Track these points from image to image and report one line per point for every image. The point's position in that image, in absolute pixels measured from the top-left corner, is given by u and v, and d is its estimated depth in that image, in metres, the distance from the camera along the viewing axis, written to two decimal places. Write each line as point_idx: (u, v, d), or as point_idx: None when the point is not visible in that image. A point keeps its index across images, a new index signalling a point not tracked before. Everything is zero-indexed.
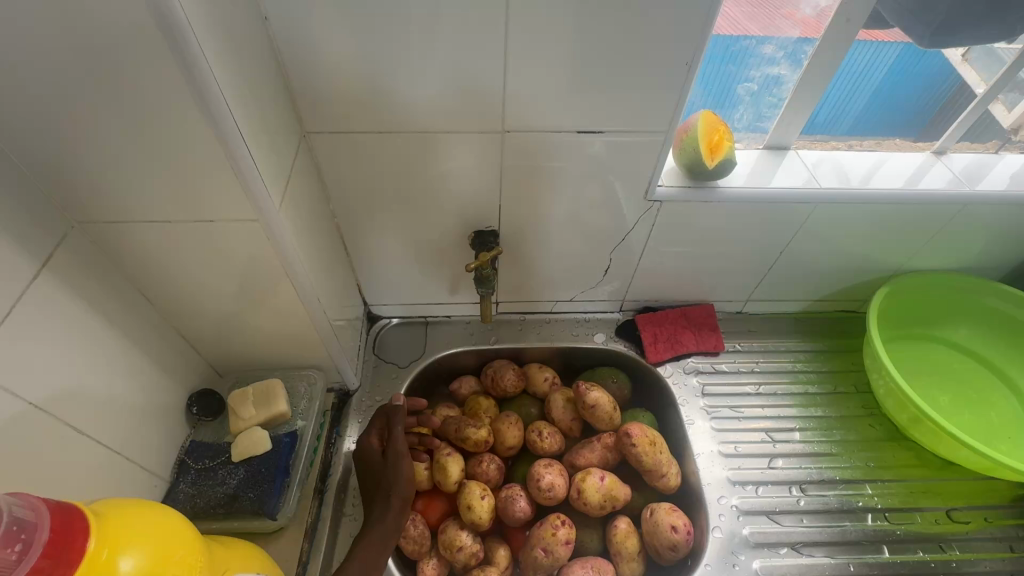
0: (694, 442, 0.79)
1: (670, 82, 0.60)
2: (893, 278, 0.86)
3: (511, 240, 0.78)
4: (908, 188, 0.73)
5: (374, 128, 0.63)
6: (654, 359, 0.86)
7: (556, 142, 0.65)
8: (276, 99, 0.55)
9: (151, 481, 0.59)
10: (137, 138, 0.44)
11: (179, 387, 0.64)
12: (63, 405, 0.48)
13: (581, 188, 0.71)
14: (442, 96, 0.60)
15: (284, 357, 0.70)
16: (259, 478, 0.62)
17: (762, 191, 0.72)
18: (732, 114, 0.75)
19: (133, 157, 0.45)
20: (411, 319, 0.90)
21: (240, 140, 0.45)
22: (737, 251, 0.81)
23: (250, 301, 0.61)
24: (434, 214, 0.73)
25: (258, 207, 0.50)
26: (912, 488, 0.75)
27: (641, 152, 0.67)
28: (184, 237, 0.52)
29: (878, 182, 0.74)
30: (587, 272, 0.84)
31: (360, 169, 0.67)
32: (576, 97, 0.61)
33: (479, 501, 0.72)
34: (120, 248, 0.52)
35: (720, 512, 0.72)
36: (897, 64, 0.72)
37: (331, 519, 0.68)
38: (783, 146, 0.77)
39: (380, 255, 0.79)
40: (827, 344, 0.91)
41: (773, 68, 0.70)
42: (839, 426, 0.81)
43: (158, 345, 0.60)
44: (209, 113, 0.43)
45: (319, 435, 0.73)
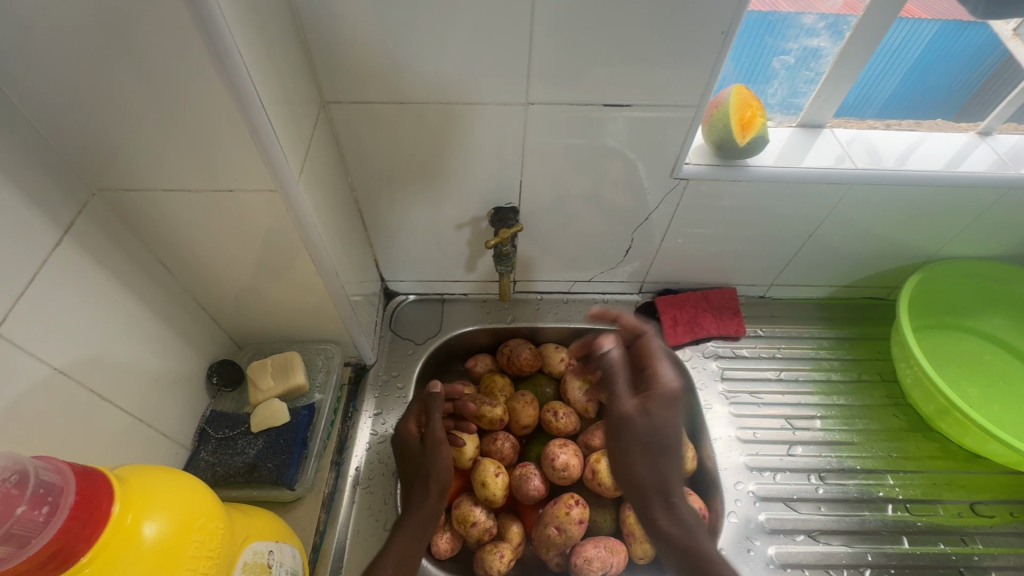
0: (711, 426, 0.78)
1: (704, 53, 0.57)
2: (926, 265, 0.83)
3: (531, 217, 0.77)
4: (948, 171, 0.70)
5: (393, 98, 0.61)
6: (673, 342, 0.85)
7: (580, 116, 0.63)
8: (295, 66, 0.53)
9: (173, 448, 0.60)
10: (157, 105, 0.43)
11: (200, 357, 0.65)
12: (87, 372, 0.48)
13: (605, 165, 0.69)
14: (465, 66, 0.58)
15: (301, 330, 0.70)
16: (277, 449, 0.62)
17: (792, 171, 0.69)
18: (764, 89, 0.71)
19: (153, 124, 0.44)
20: (428, 296, 0.90)
21: (260, 108, 0.44)
22: (764, 232, 0.79)
23: (268, 273, 0.60)
24: (453, 189, 0.72)
25: (277, 178, 0.49)
26: (935, 479, 0.74)
27: (669, 128, 0.64)
28: (203, 207, 0.52)
29: (914, 163, 0.71)
30: (608, 252, 0.82)
31: (379, 141, 0.65)
32: (603, 69, 0.58)
33: (494, 478, 0.72)
34: (141, 217, 0.52)
35: (736, 498, 0.71)
36: (935, 40, 0.68)
37: (347, 491, 0.69)
38: (817, 125, 0.74)
39: (398, 230, 0.78)
40: (852, 332, 0.88)
41: (812, 39, 0.66)
42: (862, 415, 0.80)
43: (178, 316, 0.60)
44: (228, 80, 0.41)
45: (336, 409, 0.74)
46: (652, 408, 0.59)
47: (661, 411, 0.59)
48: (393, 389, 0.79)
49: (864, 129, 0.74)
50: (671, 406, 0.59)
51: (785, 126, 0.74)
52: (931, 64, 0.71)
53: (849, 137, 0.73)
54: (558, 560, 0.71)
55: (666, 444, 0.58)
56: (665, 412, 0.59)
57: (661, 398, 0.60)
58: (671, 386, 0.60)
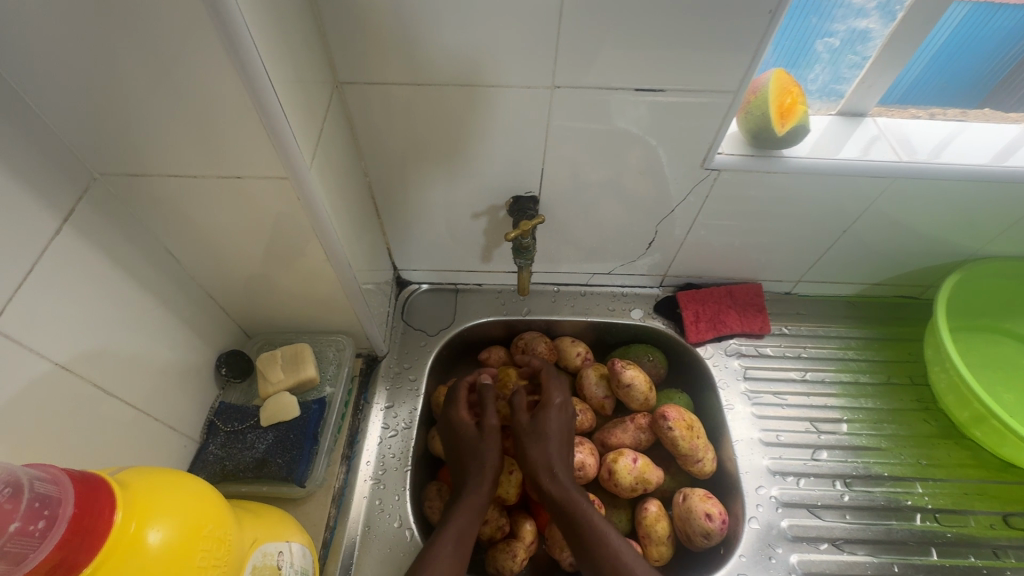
0: (732, 427, 0.76)
1: (747, 33, 0.53)
2: (964, 264, 0.79)
3: (550, 207, 0.73)
4: (996, 165, 0.65)
5: (411, 80, 0.57)
6: (694, 339, 0.82)
7: (609, 101, 0.59)
8: (307, 43, 0.50)
9: (182, 441, 0.58)
10: (161, 84, 0.40)
11: (208, 347, 0.63)
12: (90, 365, 0.46)
13: (632, 153, 0.65)
14: (487, 45, 0.54)
15: (312, 321, 0.68)
16: (287, 444, 0.60)
17: (832, 164, 0.65)
18: (805, 73, 0.67)
19: (157, 105, 0.41)
20: (441, 286, 0.87)
21: (270, 89, 0.41)
22: (795, 228, 0.75)
23: (278, 262, 0.58)
24: (470, 176, 0.69)
25: (288, 164, 0.46)
26: (967, 489, 0.70)
27: (703, 115, 0.60)
28: (210, 193, 0.49)
29: (948, 156, 0.66)
30: (629, 244, 0.79)
31: (394, 125, 0.62)
32: (637, 50, 0.54)
33: (507, 476, 0.70)
34: (146, 203, 0.49)
35: (758, 502, 0.69)
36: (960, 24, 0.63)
37: (358, 487, 0.67)
38: (858, 113, 0.70)
39: (411, 218, 0.75)
40: (882, 332, 0.85)
41: (860, 21, 0.61)
42: (890, 419, 0.77)
43: (185, 305, 0.58)
44: (237, 57, 0.38)
45: (347, 401, 0.72)
46: (540, 415, 0.70)
47: (543, 417, 0.69)
48: (405, 381, 0.77)
49: (910, 118, 0.71)
50: (559, 414, 0.70)
51: (825, 114, 0.70)
52: (964, 49, 0.66)
53: (893, 126, 0.69)
54: (572, 560, 0.70)
55: (545, 435, 0.68)
56: (553, 421, 0.69)
57: (546, 413, 0.70)
58: (559, 404, 0.71)
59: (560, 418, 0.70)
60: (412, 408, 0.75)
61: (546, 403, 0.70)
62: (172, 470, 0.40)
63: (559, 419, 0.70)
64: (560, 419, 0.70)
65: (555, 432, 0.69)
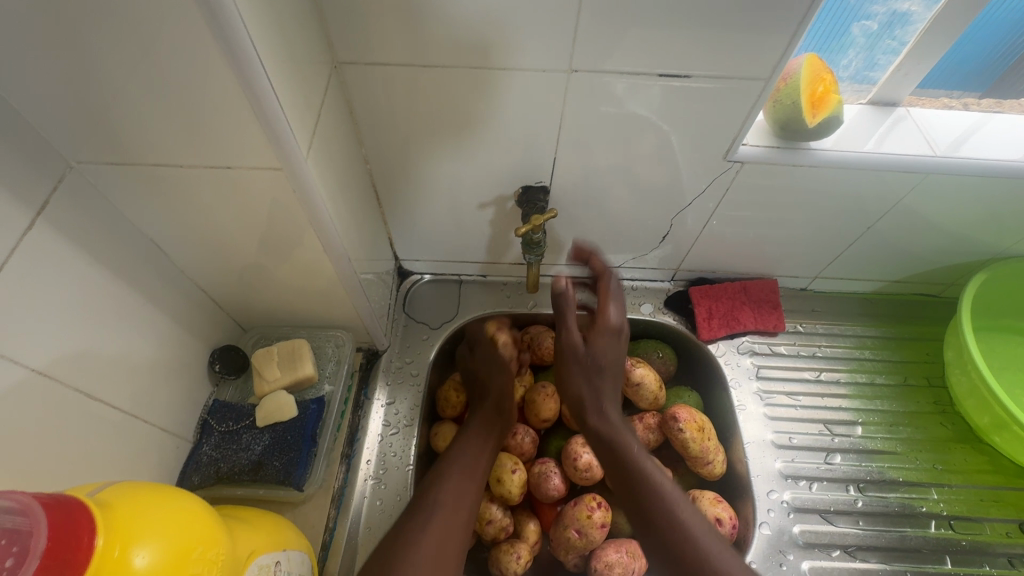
0: (744, 428, 0.73)
1: (783, 14, 0.48)
2: (990, 264, 0.76)
3: (561, 198, 0.69)
4: None
5: (415, 60, 0.53)
6: (706, 337, 0.79)
7: (628, 86, 0.55)
8: (303, 18, 0.46)
9: (173, 442, 0.56)
10: (139, 65, 0.36)
11: (200, 343, 0.60)
12: (71, 369, 0.44)
13: (648, 142, 0.61)
14: (500, 23, 0.50)
15: (309, 315, 0.65)
16: (284, 446, 0.58)
17: (863, 157, 0.61)
18: (838, 59, 0.62)
19: (135, 88, 0.37)
20: (444, 276, 0.84)
21: (262, 72, 0.37)
22: (816, 223, 0.71)
23: (273, 256, 0.55)
24: (477, 164, 0.65)
25: (282, 154, 0.43)
26: (982, 495, 0.69)
27: (729, 103, 0.56)
28: (198, 184, 0.45)
29: (966, 150, 0.62)
30: (641, 237, 0.76)
31: (397, 109, 0.58)
32: (661, 32, 0.50)
33: (511, 475, 0.68)
34: (128, 193, 0.46)
35: (769, 508, 0.67)
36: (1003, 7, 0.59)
37: (358, 487, 0.65)
38: (890, 103, 0.66)
39: (414, 207, 0.71)
40: (899, 330, 0.82)
41: (902, 3, 0.56)
42: (906, 422, 0.75)
43: (175, 300, 0.55)
44: (224, 36, 0.34)
45: (346, 398, 0.70)
46: (589, 341, 0.68)
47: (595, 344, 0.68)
48: (406, 376, 0.75)
49: (943, 109, 0.67)
50: (611, 340, 0.68)
51: (855, 103, 0.66)
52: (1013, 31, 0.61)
53: (926, 117, 0.65)
54: (577, 561, 0.68)
55: (600, 367, 0.67)
56: (605, 352, 0.68)
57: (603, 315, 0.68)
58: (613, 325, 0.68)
59: (611, 351, 0.68)
60: (413, 404, 0.72)
61: (593, 336, 0.68)
62: (147, 486, 0.37)
63: (613, 347, 0.68)
64: (614, 346, 0.68)
65: (607, 375, 0.67)
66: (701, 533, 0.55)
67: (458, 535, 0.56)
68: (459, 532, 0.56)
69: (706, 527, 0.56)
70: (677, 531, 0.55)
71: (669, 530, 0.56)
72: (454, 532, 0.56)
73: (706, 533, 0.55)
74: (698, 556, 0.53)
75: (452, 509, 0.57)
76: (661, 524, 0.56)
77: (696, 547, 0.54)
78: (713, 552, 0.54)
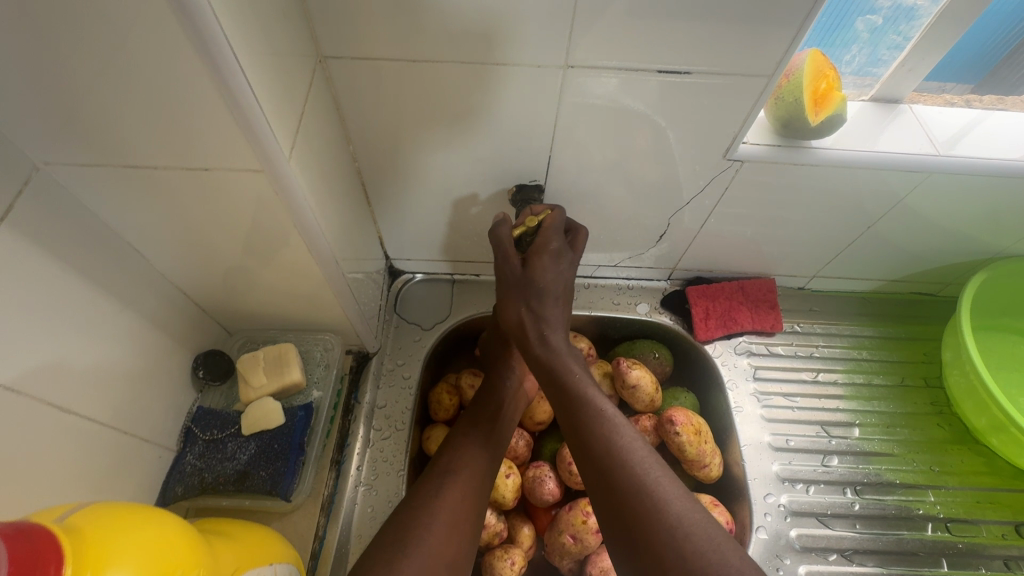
0: (741, 430, 0.72)
1: (789, 7, 0.47)
2: (989, 263, 0.75)
3: (556, 196, 0.68)
4: None
5: (404, 54, 0.51)
6: (703, 337, 0.78)
7: (627, 82, 0.53)
8: (284, 9, 0.43)
9: (155, 452, 0.54)
10: (105, 61, 0.33)
11: (182, 348, 0.58)
12: (44, 381, 0.42)
13: (646, 140, 0.59)
14: (493, 16, 0.48)
15: (296, 318, 0.63)
16: (271, 455, 0.56)
17: (865, 156, 0.60)
18: (840, 54, 0.61)
19: (102, 86, 0.35)
20: (436, 276, 0.82)
21: (237, 68, 0.35)
22: (816, 222, 0.70)
23: (258, 259, 0.52)
24: (470, 161, 0.63)
25: (262, 154, 0.41)
26: (979, 497, 0.69)
27: (730, 100, 0.55)
28: (175, 185, 0.43)
29: (964, 147, 0.61)
30: (638, 236, 0.74)
31: (386, 105, 0.56)
32: (660, 26, 0.48)
33: (504, 479, 0.67)
34: (102, 195, 0.43)
35: (766, 511, 0.67)
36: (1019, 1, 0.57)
37: (349, 493, 0.64)
38: (891, 100, 0.64)
39: (405, 205, 0.69)
40: (896, 330, 0.81)
41: None
42: (904, 423, 0.74)
43: (154, 305, 0.53)
44: (196, 29, 0.32)
45: (336, 402, 0.68)
46: (528, 290, 0.62)
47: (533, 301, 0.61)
48: (397, 379, 0.73)
49: (945, 106, 0.65)
50: (557, 280, 0.62)
51: (857, 101, 0.64)
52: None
53: (929, 114, 0.64)
54: (572, 566, 0.67)
55: (543, 290, 0.61)
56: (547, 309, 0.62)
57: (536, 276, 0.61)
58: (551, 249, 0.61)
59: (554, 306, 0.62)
60: (405, 408, 0.71)
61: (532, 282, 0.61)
62: (122, 508, 0.35)
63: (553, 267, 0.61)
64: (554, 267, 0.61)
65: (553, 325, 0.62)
66: (649, 476, 0.48)
67: (467, 519, 0.56)
68: (467, 515, 0.56)
69: (656, 469, 0.49)
70: (628, 476, 0.48)
71: (617, 474, 0.49)
72: (462, 516, 0.56)
73: (656, 475, 0.48)
74: (647, 499, 0.46)
75: (461, 491, 0.57)
76: (603, 464, 0.50)
77: (646, 493, 0.47)
78: (667, 499, 0.46)
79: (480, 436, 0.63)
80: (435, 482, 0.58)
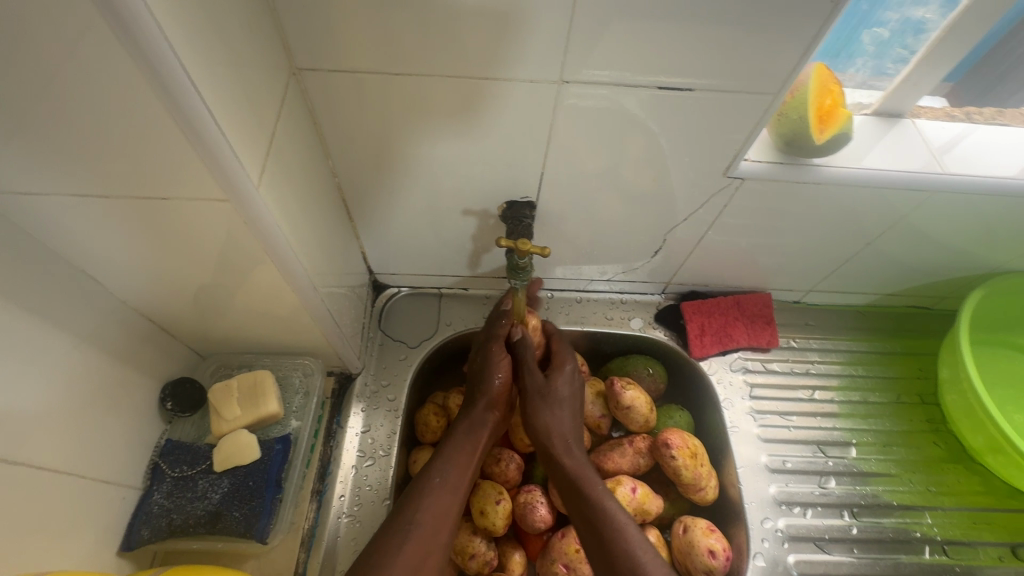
0: (737, 451, 0.71)
1: (793, 22, 0.44)
2: (988, 279, 0.74)
3: (547, 213, 0.65)
4: None
5: (385, 67, 0.47)
6: (698, 354, 0.76)
7: (624, 100, 0.51)
8: (251, 20, 0.40)
9: (118, 493, 0.51)
10: (38, 95, 0.30)
11: (148, 377, 0.55)
12: None
13: (639, 155, 0.57)
14: (477, 29, 0.45)
15: (273, 342, 0.60)
16: (246, 493, 0.54)
17: (869, 173, 0.58)
18: (845, 66, 0.59)
19: (42, 123, 0.32)
20: (423, 289, 0.78)
21: (196, 95, 0.32)
22: (815, 239, 0.68)
23: (227, 284, 0.49)
24: (456, 177, 0.59)
25: (228, 183, 0.37)
26: (975, 518, 0.69)
27: (732, 116, 0.52)
28: (131, 215, 0.40)
29: (950, 162, 0.59)
30: (632, 251, 0.71)
31: (367, 120, 0.52)
32: (654, 42, 0.46)
33: (495, 506, 0.63)
34: (50, 225, 0.40)
35: (763, 537, 0.66)
36: None
37: (331, 525, 0.61)
38: (895, 114, 0.62)
39: (388, 220, 0.65)
40: (892, 345, 0.80)
41: (917, 10, 0.53)
42: (899, 442, 0.73)
43: (115, 334, 0.50)
44: (145, 54, 0.29)
45: (316, 428, 0.65)
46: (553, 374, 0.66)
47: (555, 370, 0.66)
48: (382, 401, 0.69)
49: (946, 119, 0.63)
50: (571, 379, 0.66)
51: (860, 116, 0.61)
52: None
53: (933, 129, 0.62)
54: None
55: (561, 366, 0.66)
56: (564, 387, 0.65)
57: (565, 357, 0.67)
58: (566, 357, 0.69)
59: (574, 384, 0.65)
60: (390, 432, 0.67)
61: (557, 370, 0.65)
62: None
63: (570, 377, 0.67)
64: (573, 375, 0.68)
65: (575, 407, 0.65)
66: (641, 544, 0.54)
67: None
68: (428, 573, 0.53)
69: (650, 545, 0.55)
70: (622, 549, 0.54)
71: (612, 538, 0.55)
72: (423, 575, 0.52)
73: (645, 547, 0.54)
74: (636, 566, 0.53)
75: (424, 547, 0.53)
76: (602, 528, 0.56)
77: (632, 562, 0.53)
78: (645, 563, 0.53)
79: (453, 482, 0.58)
80: (395, 537, 0.53)
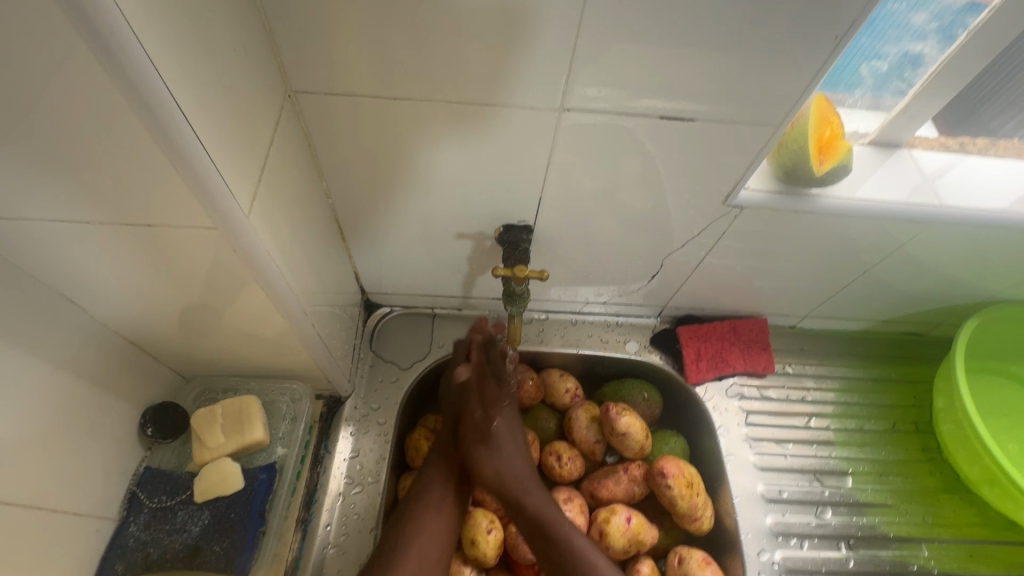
0: (734, 480, 0.70)
1: (796, 54, 0.44)
2: (983, 308, 0.74)
3: (544, 237, 0.64)
4: (1020, 212, 0.59)
5: (384, 90, 0.47)
6: (694, 379, 0.75)
7: (624, 126, 0.50)
8: (245, 42, 0.39)
9: (91, 525, 0.49)
10: (18, 123, 0.29)
11: (128, 403, 0.53)
12: None
13: (636, 179, 0.56)
14: (478, 55, 0.44)
15: (259, 366, 0.58)
16: (227, 526, 0.52)
17: (867, 204, 0.58)
18: (843, 96, 0.59)
19: (18, 148, 0.31)
20: (415, 309, 0.76)
21: (184, 121, 0.31)
22: (813, 266, 0.68)
23: (214, 308, 0.47)
24: (453, 199, 0.58)
25: (216, 211, 0.36)
26: (972, 551, 0.69)
27: (733, 145, 0.52)
28: (116, 240, 0.39)
29: (946, 193, 0.59)
30: (629, 274, 0.70)
31: (362, 142, 0.51)
32: (655, 71, 0.46)
33: (485, 536, 0.61)
34: (25, 248, 0.39)
35: (759, 570, 0.65)
36: None
37: (316, 556, 0.59)
38: (891, 144, 0.62)
39: (382, 241, 0.64)
40: (888, 372, 0.80)
41: (916, 44, 0.53)
42: (894, 471, 0.73)
43: (95, 359, 0.48)
44: (131, 83, 0.28)
45: (303, 455, 0.63)
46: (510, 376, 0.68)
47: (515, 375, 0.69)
48: (372, 425, 0.67)
49: (941, 150, 0.64)
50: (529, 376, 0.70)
51: (856, 145, 0.62)
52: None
53: (929, 160, 0.62)
54: None
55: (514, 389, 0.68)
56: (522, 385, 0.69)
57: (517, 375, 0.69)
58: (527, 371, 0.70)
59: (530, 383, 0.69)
60: (379, 456, 0.65)
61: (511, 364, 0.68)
62: None
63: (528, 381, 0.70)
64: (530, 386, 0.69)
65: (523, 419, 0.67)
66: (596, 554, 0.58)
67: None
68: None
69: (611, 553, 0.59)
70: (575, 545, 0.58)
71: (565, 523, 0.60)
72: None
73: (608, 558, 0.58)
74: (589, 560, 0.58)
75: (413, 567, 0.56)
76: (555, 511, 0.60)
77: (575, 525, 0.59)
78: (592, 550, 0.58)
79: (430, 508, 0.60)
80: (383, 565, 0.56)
